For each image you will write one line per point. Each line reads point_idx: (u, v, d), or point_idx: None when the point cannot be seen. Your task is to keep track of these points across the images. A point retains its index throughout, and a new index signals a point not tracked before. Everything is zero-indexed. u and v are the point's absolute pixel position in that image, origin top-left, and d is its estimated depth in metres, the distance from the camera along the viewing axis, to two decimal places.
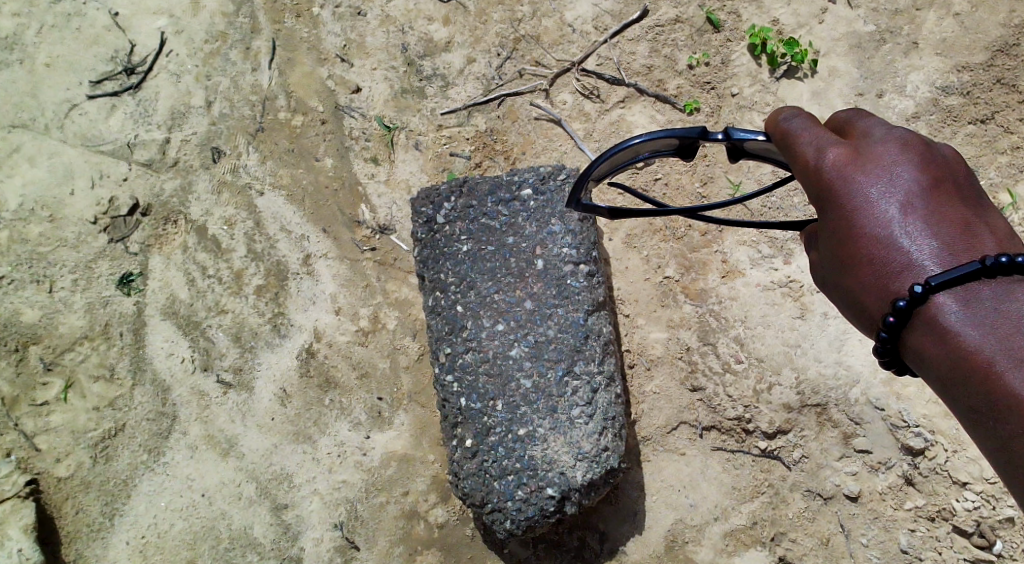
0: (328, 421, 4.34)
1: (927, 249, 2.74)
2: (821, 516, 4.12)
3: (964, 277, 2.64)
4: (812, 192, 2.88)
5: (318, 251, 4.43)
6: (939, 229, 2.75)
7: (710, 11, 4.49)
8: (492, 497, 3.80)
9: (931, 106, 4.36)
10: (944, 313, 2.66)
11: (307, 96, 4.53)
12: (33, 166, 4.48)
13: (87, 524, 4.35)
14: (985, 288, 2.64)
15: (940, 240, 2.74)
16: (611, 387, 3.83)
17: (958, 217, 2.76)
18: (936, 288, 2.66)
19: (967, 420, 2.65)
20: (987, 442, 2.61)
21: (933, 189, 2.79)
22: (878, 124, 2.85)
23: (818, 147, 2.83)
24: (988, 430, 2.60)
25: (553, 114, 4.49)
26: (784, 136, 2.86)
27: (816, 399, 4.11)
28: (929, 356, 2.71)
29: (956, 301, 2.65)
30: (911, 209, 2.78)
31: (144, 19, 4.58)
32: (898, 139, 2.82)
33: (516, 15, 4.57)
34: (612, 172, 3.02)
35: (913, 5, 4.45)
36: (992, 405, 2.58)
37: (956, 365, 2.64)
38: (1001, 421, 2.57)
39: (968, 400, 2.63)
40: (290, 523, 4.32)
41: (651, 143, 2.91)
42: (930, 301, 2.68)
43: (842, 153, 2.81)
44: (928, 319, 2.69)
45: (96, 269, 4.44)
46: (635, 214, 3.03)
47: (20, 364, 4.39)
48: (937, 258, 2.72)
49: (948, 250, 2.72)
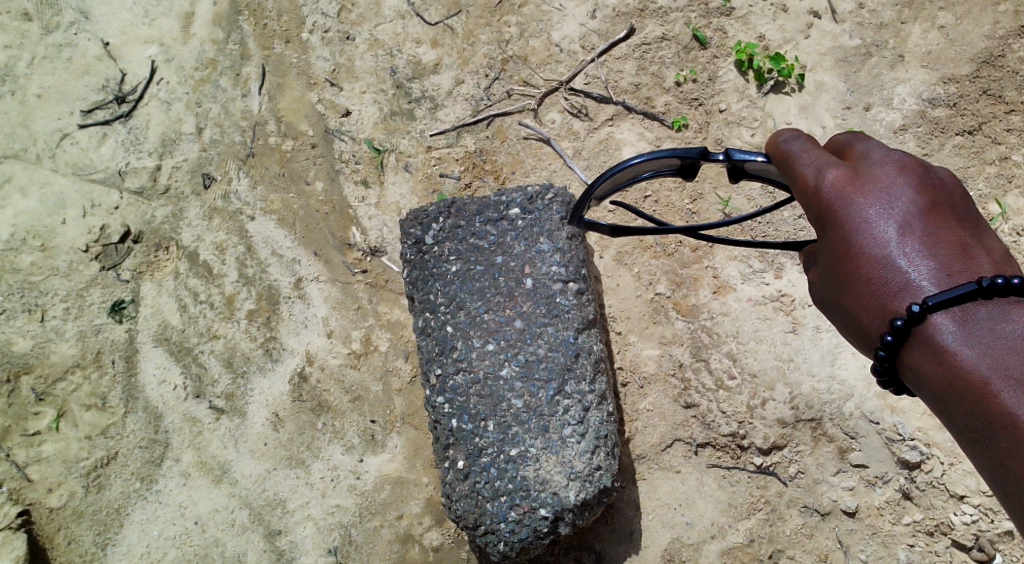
0: (321, 446, 4.32)
1: (925, 270, 2.73)
2: (818, 532, 4.09)
3: (960, 297, 2.64)
4: (810, 213, 2.88)
5: (310, 275, 4.42)
6: (937, 251, 2.74)
7: (696, 28, 4.51)
8: (485, 519, 3.77)
9: (918, 118, 4.37)
10: (941, 332, 2.65)
11: (296, 121, 4.53)
12: (25, 196, 4.47)
13: (79, 554, 4.31)
14: (982, 309, 2.63)
15: (937, 261, 2.73)
16: (603, 405, 3.81)
17: (955, 239, 2.75)
18: (933, 307, 2.65)
19: (964, 439, 2.63)
20: (982, 461, 2.59)
21: (930, 212, 2.78)
22: (876, 148, 2.85)
23: (817, 169, 2.83)
24: (986, 448, 2.57)
25: (541, 134, 4.49)
26: (784, 157, 2.86)
27: (810, 414, 4.09)
28: (925, 374, 2.69)
29: (953, 321, 2.64)
30: (909, 230, 2.77)
31: (135, 48, 4.59)
32: (896, 162, 2.81)
33: (503, 36, 4.58)
34: (614, 191, 3.08)
35: (899, 19, 4.46)
36: (988, 424, 2.56)
37: (952, 384, 2.63)
38: (998, 440, 2.54)
39: (965, 419, 2.61)
40: (284, 550, 4.29)
41: (651, 163, 2.95)
42: (927, 321, 2.67)
43: (841, 175, 2.81)
44: (925, 339, 2.68)
45: (88, 297, 4.42)
46: (635, 232, 3.11)
47: (12, 395, 4.36)
48: (935, 278, 2.71)
49: (945, 270, 2.71)
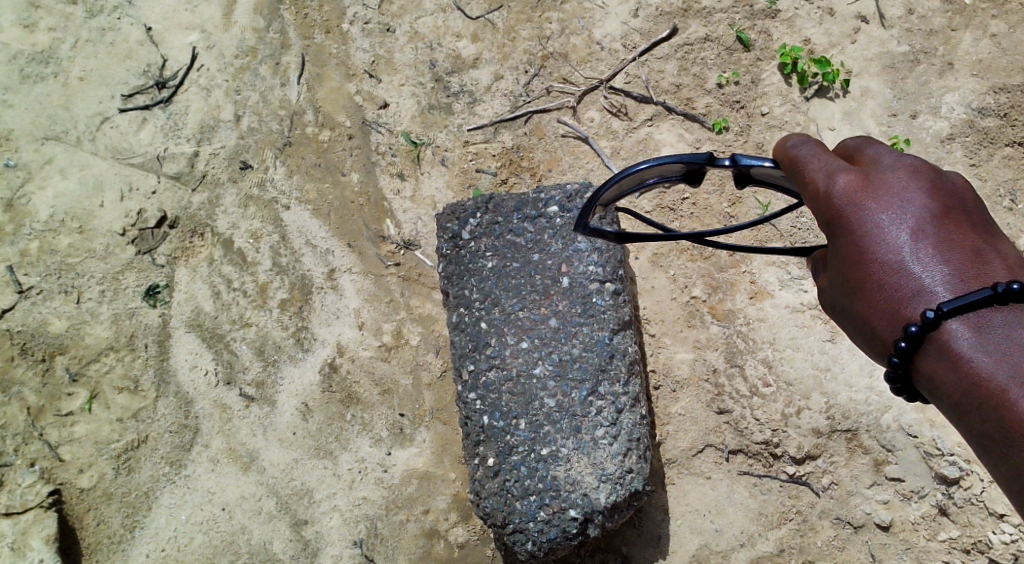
0: (350, 437, 4.31)
1: (938, 275, 2.63)
2: (850, 545, 4.05)
3: (976, 303, 2.54)
4: (821, 218, 2.77)
5: (343, 266, 4.42)
6: (951, 256, 2.65)
7: (740, 30, 4.47)
8: (514, 517, 3.74)
9: (966, 127, 4.31)
10: (956, 339, 2.56)
11: (334, 112, 4.53)
12: (65, 178, 4.47)
13: (107, 536, 4.31)
14: (997, 315, 2.54)
15: (951, 267, 2.63)
16: (636, 408, 3.78)
17: (969, 244, 2.66)
18: (948, 313, 2.56)
19: (980, 447, 2.56)
20: (1000, 470, 2.52)
21: (943, 217, 2.68)
22: (887, 153, 2.74)
23: (828, 173, 2.71)
24: (1004, 456, 2.50)
25: (580, 132, 4.46)
26: (792, 158, 2.73)
27: (846, 425, 4.04)
28: (940, 382, 2.61)
29: (969, 328, 2.55)
30: (923, 235, 2.68)
31: (177, 34, 4.59)
32: (907, 167, 2.72)
33: (544, 33, 4.55)
34: (619, 200, 2.84)
35: (949, 26, 4.41)
36: (1006, 433, 2.49)
37: (969, 392, 2.54)
38: (1017, 448, 2.47)
39: (981, 427, 2.53)
40: (310, 540, 4.29)
41: (658, 168, 2.70)
42: (942, 328, 2.58)
43: (852, 180, 2.71)
44: (940, 345, 2.59)
45: (123, 280, 4.43)
46: (643, 239, 2.87)
47: (46, 374, 4.37)
48: (949, 284, 2.62)
49: (960, 276, 2.62)
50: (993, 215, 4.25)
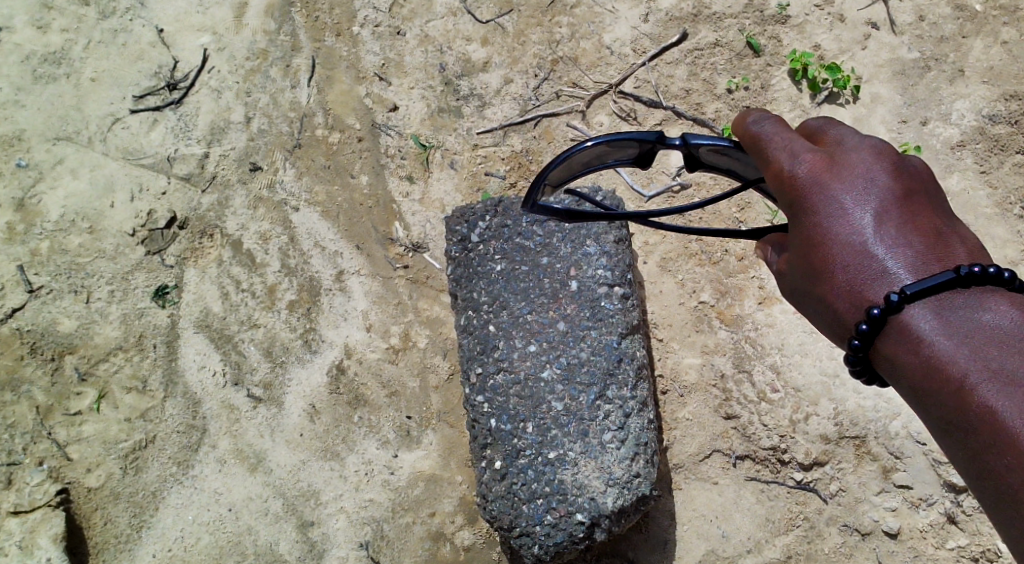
0: (357, 439, 4.32)
1: (901, 259, 2.62)
2: (857, 552, 4.04)
3: (938, 286, 2.54)
4: (783, 200, 2.72)
5: (351, 268, 4.42)
6: (913, 240, 2.63)
7: (750, 35, 4.47)
8: (521, 521, 3.74)
9: (977, 134, 4.31)
10: (917, 322, 2.55)
11: (344, 114, 4.54)
12: (76, 178, 4.49)
13: (114, 535, 4.32)
14: (957, 298, 2.54)
15: (913, 250, 2.62)
16: (643, 412, 3.79)
17: (930, 227, 2.65)
18: (911, 296, 2.54)
19: (940, 432, 2.55)
20: (961, 455, 2.51)
21: (905, 200, 2.67)
22: (850, 134, 2.72)
23: (792, 153, 2.67)
24: (963, 441, 2.50)
25: (589, 136, 4.47)
26: (754, 134, 2.69)
27: (855, 431, 4.04)
28: (901, 365, 2.59)
29: (929, 311, 2.54)
30: (886, 218, 2.66)
31: (189, 36, 4.61)
32: (870, 149, 2.69)
33: (554, 37, 4.56)
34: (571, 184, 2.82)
35: (959, 33, 4.41)
36: (966, 418, 2.48)
37: (929, 375, 2.53)
38: (977, 433, 2.46)
39: (942, 411, 2.53)
40: (316, 542, 4.29)
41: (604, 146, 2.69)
42: (904, 311, 2.56)
43: (816, 160, 2.67)
44: (901, 328, 2.57)
45: (133, 281, 4.44)
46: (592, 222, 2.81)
47: (55, 373, 4.38)
48: (913, 267, 2.61)
49: (922, 259, 2.61)
50: (1004, 222, 4.24)
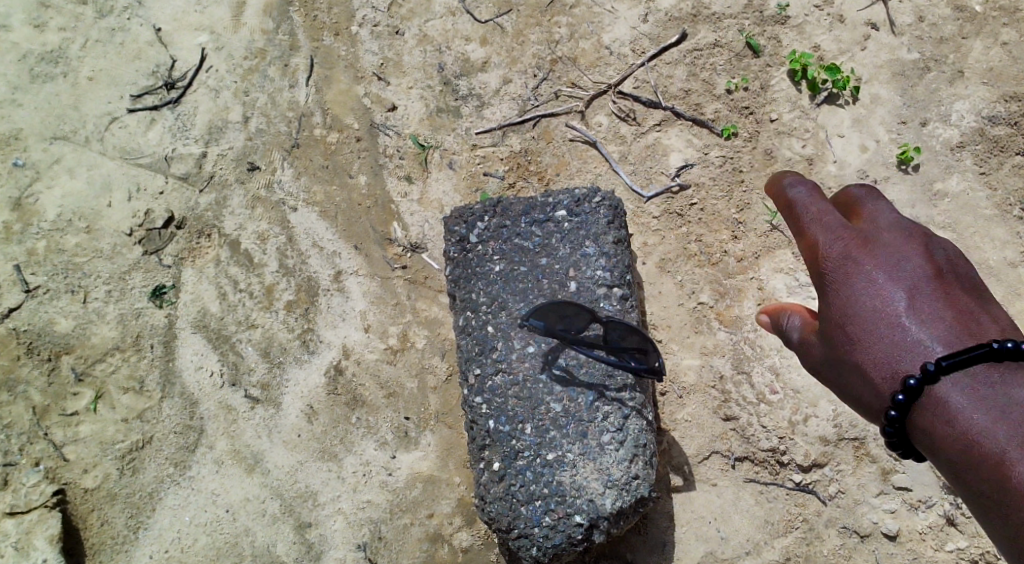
0: (355, 440, 4.30)
1: (934, 332, 2.73)
2: (856, 554, 4.03)
3: (973, 358, 2.61)
4: (815, 271, 2.89)
5: (349, 269, 4.41)
6: (946, 315, 2.74)
7: (750, 36, 4.46)
8: (519, 522, 3.72)
9: (976, 136, 4.32)
10: (953, 395, 2.62)
11: (343, 114, 4.52)
12: (73, 178, 4.47)
13: (111, 536, 4.30)
14: (993, 373, 2.61)
15: (946, 325, 2.73)
16: (643, 414, 3.76)
17: (964, 305, 2.76)
18: (946, 367, 2.63)
19: (977, 508, 2.57)
20: (999, 532, 2.52)
21: (937, 279, 2.80)
22: (884, 212, 2.89)
23: (824, 224, 2.86)
24: (1000, 516, 2.51)
25: (588, 136, 4.44)
26: (789, 206, 2.91)
27: (854, 433, 4.06)
28: (938, 439, 2.64)
29: (965, 385, 2.61)
30: (918, 293, 2.78)
31: (186, 35, 4.60)
32: (902, 229, 2.86)
33: (553, 37, 4.55)
34: None
35: (959, 34, 4.41)
36: (1002, 491, 2.50)
37: (967, 450, 2.57)
38: (1014, 508, 2.48)
39: (979, 487, 2.55)
40: (313, 543, 4.27)
41: None
42: (938, 382, 2.64)
43: (848, 234, 2.85)
44: (936, 401, 2.64)
45: (130, 281, 4.42)
46: None
47: (52, 374, 4.36)
48: (945, 340, 2.71)
49: (955, 333, 2.71)
50: (1003, 224, 4.25)
